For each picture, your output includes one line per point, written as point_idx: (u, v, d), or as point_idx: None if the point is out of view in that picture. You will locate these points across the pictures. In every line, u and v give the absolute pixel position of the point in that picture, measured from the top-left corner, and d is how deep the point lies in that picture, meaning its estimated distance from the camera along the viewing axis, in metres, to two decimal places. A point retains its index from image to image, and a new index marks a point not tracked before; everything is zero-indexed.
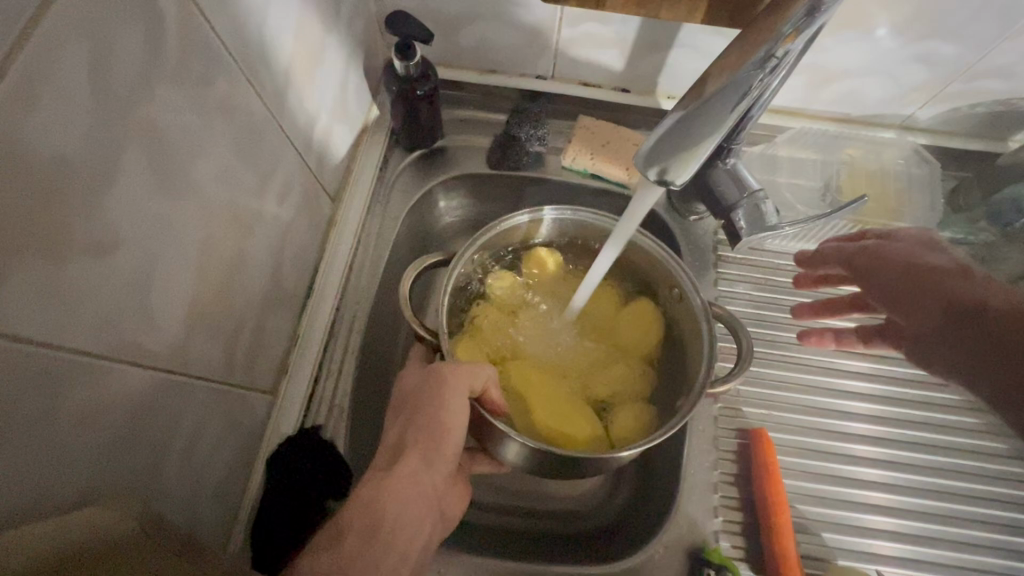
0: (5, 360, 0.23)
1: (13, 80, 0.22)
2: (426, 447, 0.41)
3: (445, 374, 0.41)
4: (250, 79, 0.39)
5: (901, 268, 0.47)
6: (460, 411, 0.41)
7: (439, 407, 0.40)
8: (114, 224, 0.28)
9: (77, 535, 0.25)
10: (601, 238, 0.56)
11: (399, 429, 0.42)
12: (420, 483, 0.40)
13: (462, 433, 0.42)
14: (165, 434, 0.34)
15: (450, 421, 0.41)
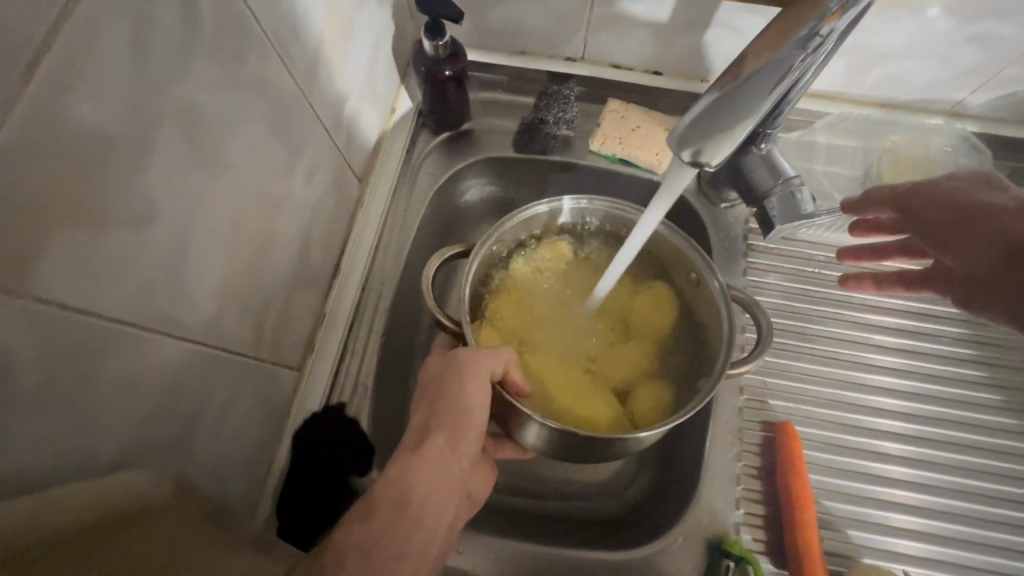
0: (49, 323, 0.24)
1: (58, 55, 0.23)
2: (452, 429, 0.41)
3: (465, 358, 0.41)
4: (283, 58, 0.39)
5: (956, 205, 0.44)
6: (480, 393, 0.41)
7: (461, 390, 0.41)
8: (153, 198, 0.29)
9: (112, 497, 0.26)
10: (620, 227, 0.55)
11: (422, 412, 0.42)
12: (445, 465, 0.40)
13: (484, 415, 0.42)
14: (198, 403, 0.35)
15: (473, 404, 0.41)
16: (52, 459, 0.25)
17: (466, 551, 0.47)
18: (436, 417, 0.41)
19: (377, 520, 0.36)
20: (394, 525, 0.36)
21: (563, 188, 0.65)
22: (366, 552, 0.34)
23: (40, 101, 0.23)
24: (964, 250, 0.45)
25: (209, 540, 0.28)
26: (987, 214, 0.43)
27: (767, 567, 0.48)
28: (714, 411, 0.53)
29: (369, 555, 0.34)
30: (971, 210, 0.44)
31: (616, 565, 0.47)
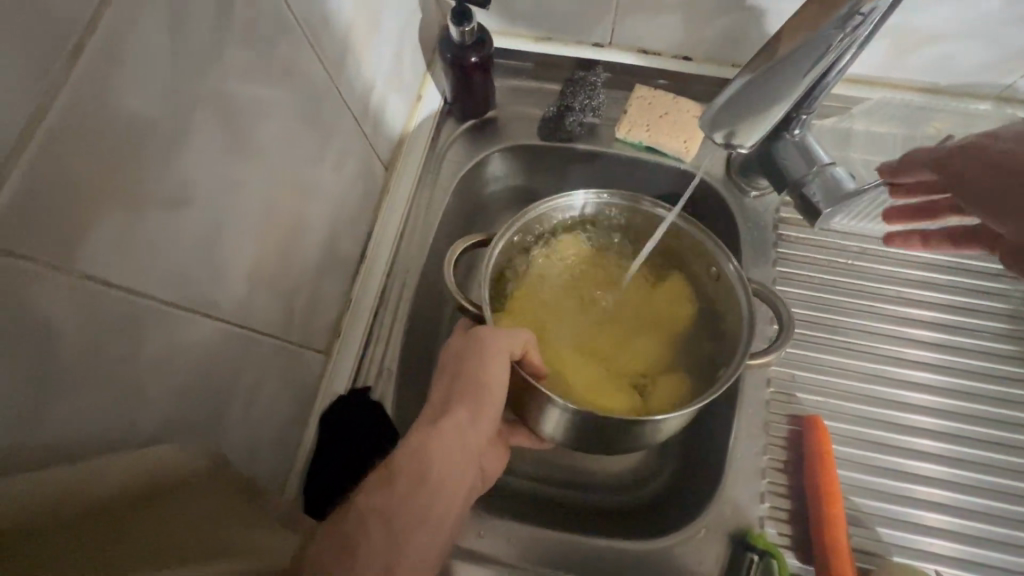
0: (94, 300, 0.25)
1: (101, 40, 0.24)
2: (471, 407, 0.41)
3: (486, 338, 0.41)
4: (313, 44, 0.40)
5: (1005, 167, 0.43)
6: (499, 373, 0.41)
7: (480, 369, 0.41)
8: (189, 181, 0.30)
9: (146, 471, 0.27)
10: (638, 222, 0.55)
11: (442, 389, 0.43)
12: (464, 441, 0.41)
13: (502, 395, 0.42)
14: (231, 380, 0.36)
15: (493, 382, 0.41)
16: (96, 430, 0.27)
17: (488, 535, 0.47)
18: (455, 395, 0.42)
19: (397, 491, 0.37)
20: (413, 496, 0.37)
21: (588, 177, 0.64)
22: (387, 521, 0.35)
23: (86, 85, 0.23)
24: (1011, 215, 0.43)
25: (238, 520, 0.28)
26: None
27: (792, 562, 0.47)
28: (739, 403, 0.52)
29: (388, 524, 0.35)
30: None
31: (638, 555, 0.46)
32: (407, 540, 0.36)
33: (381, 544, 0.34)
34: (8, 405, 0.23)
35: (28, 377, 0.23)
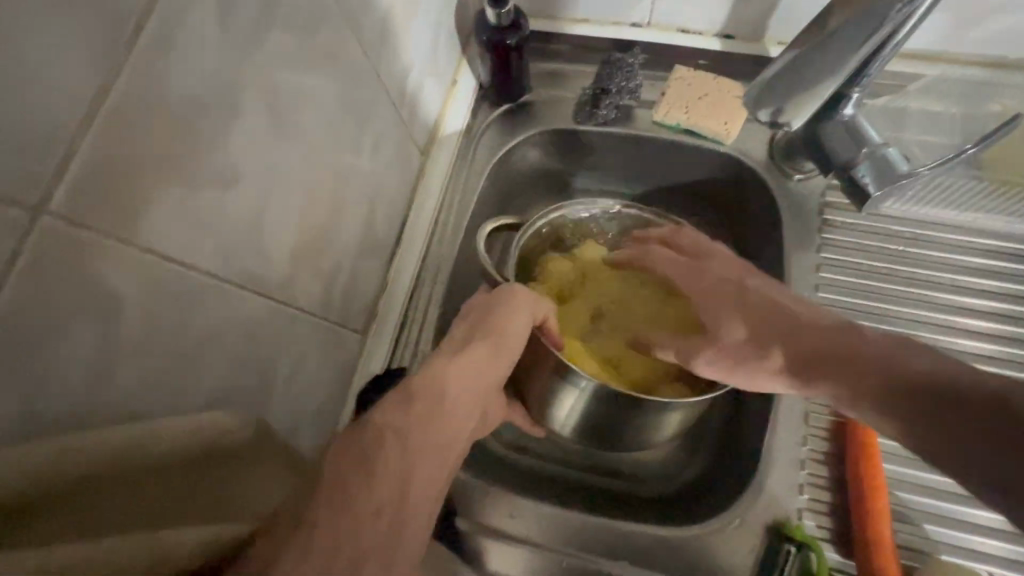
0: (154, 274, 0.27)
1: (157, 25, 0.25)
2: (495, 343, 0.40)
3: (519, 292, 0.42)
4: (353, 27, 0.40)
5: None
6: (519, 323, 0.41)
7: (509, 317, 0.41)
8: (237, 161, 0.31)
9: (203, 439, 0.28)
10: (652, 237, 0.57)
11: (458, 331, 0.40)
12: (479, 380, 0.38)
13: (519, 344, 0.41)
14: (277, 356, 0.37)
15: (516, 329, 0.41)
16: (154, 399, 0.28)
17: (519, 516, 0.47)
18: (472, 337, 0.40)
19: (416, 413, 0.32)
20: (428, 425, 0.33)
21: (625, 161, 0.63)
22: (405, 441, 0.31)
23: (143, 68, 0.25)
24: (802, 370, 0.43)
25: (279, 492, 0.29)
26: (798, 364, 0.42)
27: (831, 556, 0.46)
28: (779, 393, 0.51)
29: (406, 446, 0.30)
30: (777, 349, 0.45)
31: (671, 542, 0.46)
32: (422, 472, 0.30)
33: (398, 465, 0.29)
34: (77, 369, 0.24)
35: (96, 341, 0.25)
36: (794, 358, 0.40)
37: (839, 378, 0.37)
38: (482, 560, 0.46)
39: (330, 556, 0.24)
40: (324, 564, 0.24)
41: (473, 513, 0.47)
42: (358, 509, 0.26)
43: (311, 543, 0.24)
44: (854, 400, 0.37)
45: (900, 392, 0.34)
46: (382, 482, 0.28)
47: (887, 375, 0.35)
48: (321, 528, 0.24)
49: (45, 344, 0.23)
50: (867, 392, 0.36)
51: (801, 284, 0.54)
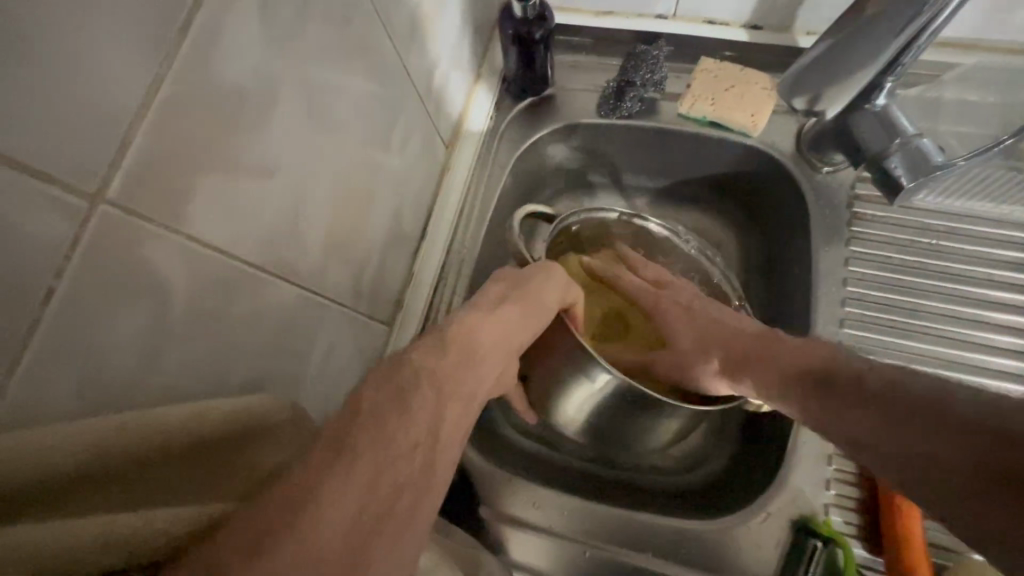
0: (198, 260, 0.28)
1: (205, 20, 0.26)
2: (528, 305, 0.40)
3: (556, 267, 0.44)
4: (384, 21, 0.41)
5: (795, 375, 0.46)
6: (544, 293, 0.42)
7: (543, 286, 0.42)
8: (275, 152, 0.32)
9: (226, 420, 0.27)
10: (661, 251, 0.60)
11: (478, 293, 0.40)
12: (502, 340, 0.37)
13: (543, 314, 0.41)
14: (308, 345, 0.38)
15: (550, 295, 0.42)
16: (196, 383, 0.29)
17: (543, 506, 0.48)
18: (494, 300, 0.39)
19: (449, 359, 0.32)
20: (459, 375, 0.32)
21: (648, 154, 0.62)
22: (439, 379, 0.30)
23: (192, 62, 0.26)
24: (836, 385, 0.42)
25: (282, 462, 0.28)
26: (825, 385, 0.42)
27: (859, 552, 0.45)
28: None
29: (441, 394, 0.29)
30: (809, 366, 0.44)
31: (695, 535, 0.46)
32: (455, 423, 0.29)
33: (430, 410, 0.27)
34: (130, 351, 0.25)
35: (148, 323, 0.26)
36: (727, 361, 0.47)
37: (765, 374, 0.44)
38: (505, 549, 0.47)
39: (371, 487, 0.22)
40: (360, 499, 0.22)
41: (497, 502, 0.48)
42: (398, 444, 0.25)
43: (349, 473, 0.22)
44: (776, 393, 0.44)
45: (812, 386, 0.40)
46: (418, 416, 0.27)
47: (802, 374, 0.42)
48: (359, 457, 0.23)
49: (101, 325, 0.24)
50: (790, 386, 0.42)
51: (830, 278, 0.53)
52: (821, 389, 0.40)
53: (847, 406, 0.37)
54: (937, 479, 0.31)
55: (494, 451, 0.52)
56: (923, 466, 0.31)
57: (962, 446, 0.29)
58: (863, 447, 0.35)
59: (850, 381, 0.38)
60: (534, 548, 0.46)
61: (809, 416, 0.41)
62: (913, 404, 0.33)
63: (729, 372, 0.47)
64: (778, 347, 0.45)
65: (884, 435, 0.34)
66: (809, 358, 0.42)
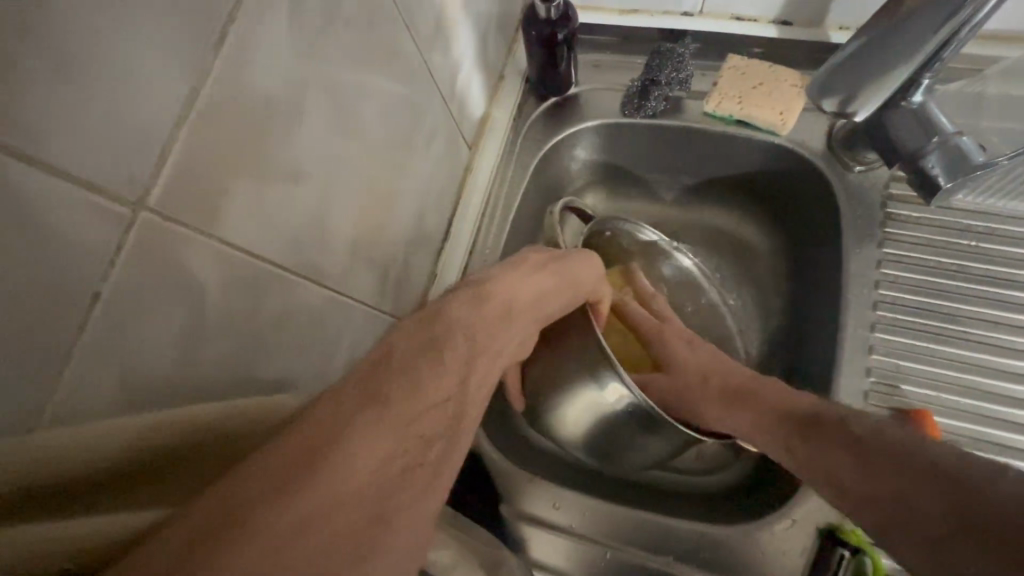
0: (229, 261, 0.29)
1: (237, 32, 0.27)
2: (568, 281, 0.41)
3: (593, 256, 0.45)
4: (408, 25, 0.41)
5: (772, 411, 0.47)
6: (569, 272, 0.42)
7: (585, 268, 0.43)
8: (303, 157, 0.33)
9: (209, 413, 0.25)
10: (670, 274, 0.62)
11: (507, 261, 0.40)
12: (528, 309, 0.37)
13: (564, 296, 0.41)
14: (334, 344, 0.39)
15: (588, 276, 0.43)
16: (227, 381, 0.30)
17: (563, 507, 0.48)
18: (523, 265, 0.39)
19: (479, 324, 0.31)
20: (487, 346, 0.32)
21: (672, 153, 0.62)
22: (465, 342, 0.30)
23: (225, 72, 0.26)
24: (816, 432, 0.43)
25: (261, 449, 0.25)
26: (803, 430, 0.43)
27: (889, 563, 0.44)
28: (835, 392, 0.49)
29: (469, 358, 0.29)
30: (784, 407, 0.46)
31: (717, 539, 0.45)
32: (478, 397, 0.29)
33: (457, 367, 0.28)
34: (167, 349, 0.26)
35: (182, 322, 0.27)
36: (719, 396, 0.50)
37: (755, 413, 0.47)
38: (525, 548, 0.47)
39: (401, 436, 0.22)
40: (401, 432, 0.22)
41: (518, 501, 0.48)
42: (428, 397, 0.25)
43: (383, 418, 0.22)
44: (763, 433, 0.46)
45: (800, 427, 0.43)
46: (451, 365, 0.27)
47: (789, 417, 0.45)
48: (393, 401, 0.23)
49: (139, 326, 0.25)
50: (777, 427, 0.45)
51: (861, 280, 0.52)
52: (807, 432, 0.43)
53: (832, 450, 0.41)
54: (901, 520, 0.35)
55: (514, 449, 0.53)
56: (893, 508, 0.36)
57: (939, 493, 0.34)
58: (842, 489, 0.39)
59: (835, 427, 0.41)
60: (554, 548, 0.46)
61: (793, 458, 0.44)
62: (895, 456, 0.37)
63: (720, 406, 0.50)
64: (771, 388, 0.48)
65: (862, 479, 0.38)
66: (796, 402, 0.45)
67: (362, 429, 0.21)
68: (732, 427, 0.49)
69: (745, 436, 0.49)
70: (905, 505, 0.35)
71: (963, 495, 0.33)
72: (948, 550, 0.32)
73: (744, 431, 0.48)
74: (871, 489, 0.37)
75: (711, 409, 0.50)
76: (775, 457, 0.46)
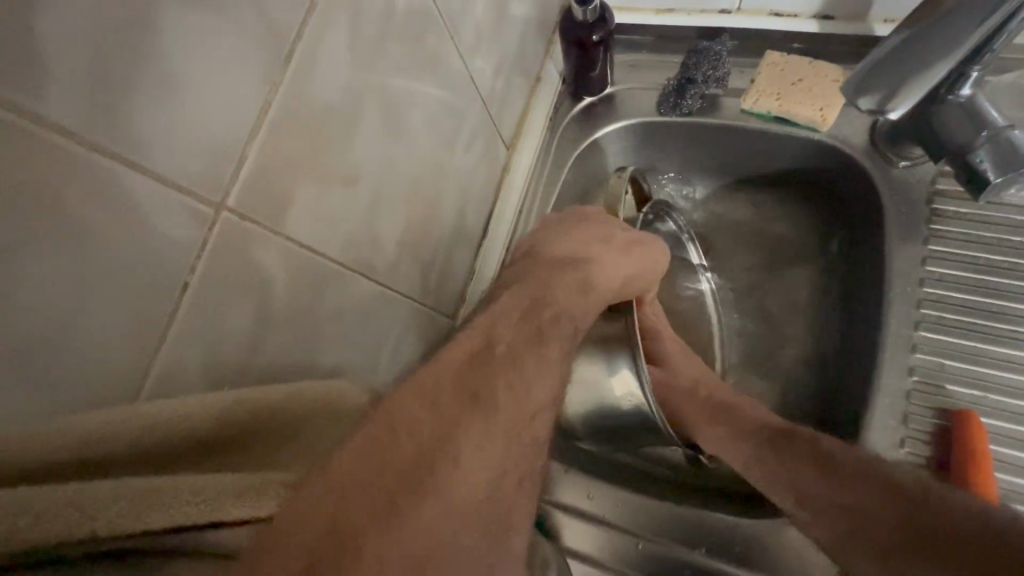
0: (293, 255, 0.32)
1: (302, 49, 0.29)
2: (643, 267, 0.45)
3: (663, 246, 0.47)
4: (451, 33, 0.44)
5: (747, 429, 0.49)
6: (633, 261, 0.44)
7: (656, 257, 0.46)
8: (359, 161, 0.35)
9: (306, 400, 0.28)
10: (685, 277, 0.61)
11: (571, 219, 0.45)
12: (575, 283, 0.40)
13: (626, 280, 0.43)
14: (382, 334, 0.42)
15: (658, 266, 0.46)
16: (290, 366, 0.33)
17: (597, 497, 0.49)
18: (610, 247, 0.43)
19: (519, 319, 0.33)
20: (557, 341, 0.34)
21: (710, 150, 0.62)
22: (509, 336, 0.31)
23: (293, 86, 0.29)
24: (790, 450, 0.47)
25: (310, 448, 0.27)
26: (781, 447, 0.47)
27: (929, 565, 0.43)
28: (875, 391, 0.48)
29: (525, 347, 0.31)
30: (764, 427, 0.49)
31: (751, 534, 0.45)
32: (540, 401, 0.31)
33: (542, 371, 0.32)
34: (241, 336, 0.29)
35: (254, 312, 0.30)
36: (701, 408, 0.52)
37: (729, 428, 0.50)
38: (558, 535, 0.48)
39: (509, 447, 0.28)
40: (507, 447, 0.28)
41: (553, 492, 0.50)
42: (534, 399, 0.31)
43: (491, 432, 0.28)
44: (733, 446, 0.49)
45: (778, 443, 0.48)
46: (549, 361, 0.33)
47: (760, 433, 0.49)
48: (498, 420, 0.28)
49: (217, 316, 0.28)
50: (749, 440, 0.49)
51: (905, 277, 0.51)
52: (781, 447, 0.47)
53: (807, 470, 0.45)
54: (861, 531, 0.43)
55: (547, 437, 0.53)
56: (854, 521, 0.43)
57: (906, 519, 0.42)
58: (807, 501, 0.45)
59: (812, 445, 0.46)
60: (584, 537, 0.48)
61: (758, 469, 0.48)
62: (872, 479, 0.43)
63: (705, 418, 0.51)
64: (749, 406, 0.51)
65: (831, 495, 0.44)
66: (769, 424, 0.49)
67: (472, 436, 0.27)
68: (707, 438, 0.51)
69: (713, 447, 0.51)
70: (865, 519, 0.43)
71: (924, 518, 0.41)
72: (899, 560, 0.41)
73: (715, 444, 0.51)
74: (832, 501, 0.44)
75: (692, 417, 0.52)
76: (738, 469, 0.49)
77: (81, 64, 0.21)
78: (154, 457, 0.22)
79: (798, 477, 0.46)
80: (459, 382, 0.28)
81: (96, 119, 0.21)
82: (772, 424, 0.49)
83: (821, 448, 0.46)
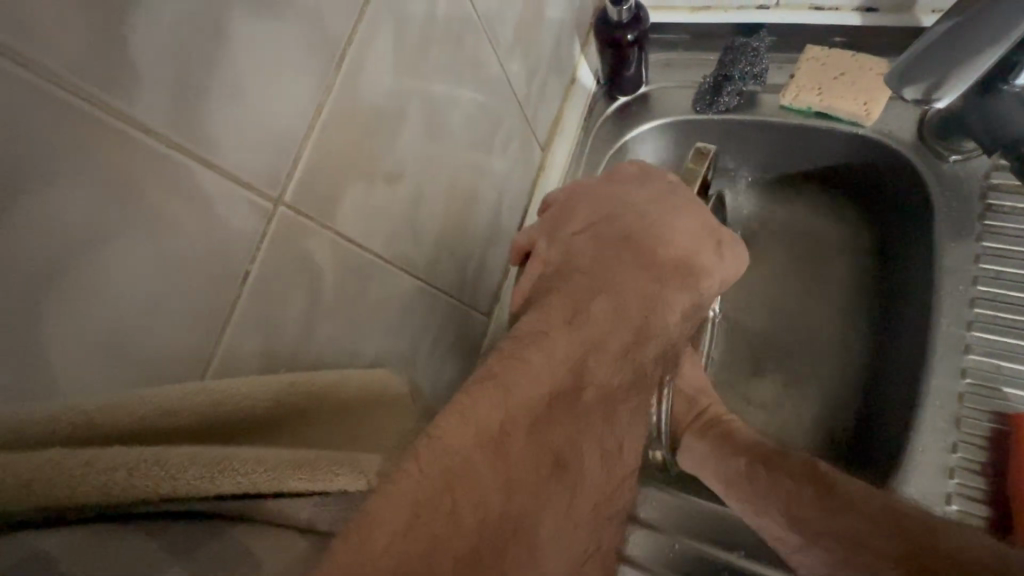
0: (346, 253, 0.34)
1: (351, 55, 0.31)
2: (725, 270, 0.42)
3: (733, 240, 0.44)
4: (490, 38, 0.45)
5: (736, 446, 0.46)
6: (710, 257, 0.42)
7: (732, 258, 0.43)
8: (401, 160, 0.37)
9: (358, 393, 0.29)
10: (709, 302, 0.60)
11: (676, 199, 0.44)
12: None
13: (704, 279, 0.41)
14: (420, 329, 0.43)
15: (733, 266, 0.43)
16: (336, 356, 0.34)
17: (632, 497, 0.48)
18: (699, 243, 0.42)
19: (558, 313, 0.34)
20: (604, 338, 0.33)
21: (749, 147, 0.61)
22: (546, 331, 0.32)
23: (344, 91, 0.31)
24: (780, 468, 0.43)
25: (366, 444, 0.29)
26: (772, 464, 0.44)
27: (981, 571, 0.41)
28: (924, 394, 0.46)
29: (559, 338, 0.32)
30: (755, 444, 0.46)
31: None
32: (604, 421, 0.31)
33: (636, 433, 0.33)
34: (295, 324, 0.31)
35: (304, 303, 0.31)
36: (693, 420, 0.50)
37: (714, 444, 0.47)
38: None
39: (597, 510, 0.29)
40: (596, 507, 0.29)
41: None
42: (625, 465, 0.32)
43: (579, 502, 0.28)
44: (718, 463, 0.46)
45: (768, 460, 0.44)
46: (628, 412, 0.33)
47: (749, 451, 0.45)
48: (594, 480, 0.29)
49: (273, 305, 0.30)
50: (739, 457, 0.45)
51: (956, 276, 0.49)
52: (774, 464, 0.44)
53: (797, 486, 0.42)
54: (857, 559, 0.38)
55: None
56: (850, 549, 0.38)
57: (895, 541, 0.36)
58: (799, 525, 0.41)
59: (805, 463, 0.43)
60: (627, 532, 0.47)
61: (745, 487, 0.44)
62: (865, 499, 0.39)
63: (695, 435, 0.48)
64: (741, 428, 0.47)
65: (822, 517, 0.40)
66: (760, 444, 0.46)
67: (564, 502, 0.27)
68: (688, 451, 0.49)
69: (694, 465, 0.48)
70: (863, 547, 0.37)
71: (918, 547, 0.35)
72: None
73: (701, 463, 0.48)
74: (826, 525, 0.40)
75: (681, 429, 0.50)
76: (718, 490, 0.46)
77: (165, 69, 0.23)
78: (212, 432, 0.24)
79: (785, 498, 0.42)
80: (564, 427, 0.29)
81: (177, 121, 0.24)
82: (760, 443, 0.46)
83: (812, 467, 0.42)
